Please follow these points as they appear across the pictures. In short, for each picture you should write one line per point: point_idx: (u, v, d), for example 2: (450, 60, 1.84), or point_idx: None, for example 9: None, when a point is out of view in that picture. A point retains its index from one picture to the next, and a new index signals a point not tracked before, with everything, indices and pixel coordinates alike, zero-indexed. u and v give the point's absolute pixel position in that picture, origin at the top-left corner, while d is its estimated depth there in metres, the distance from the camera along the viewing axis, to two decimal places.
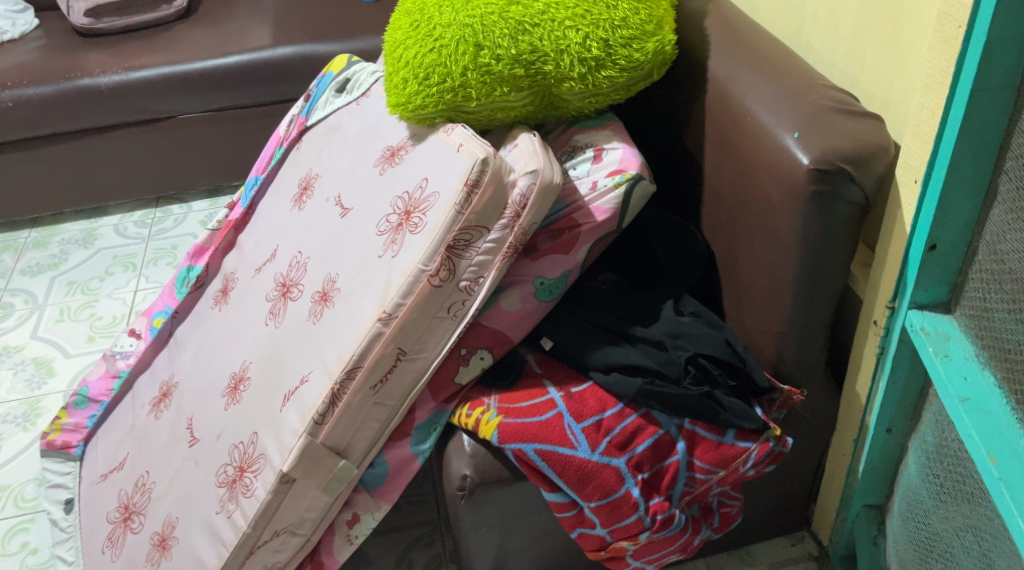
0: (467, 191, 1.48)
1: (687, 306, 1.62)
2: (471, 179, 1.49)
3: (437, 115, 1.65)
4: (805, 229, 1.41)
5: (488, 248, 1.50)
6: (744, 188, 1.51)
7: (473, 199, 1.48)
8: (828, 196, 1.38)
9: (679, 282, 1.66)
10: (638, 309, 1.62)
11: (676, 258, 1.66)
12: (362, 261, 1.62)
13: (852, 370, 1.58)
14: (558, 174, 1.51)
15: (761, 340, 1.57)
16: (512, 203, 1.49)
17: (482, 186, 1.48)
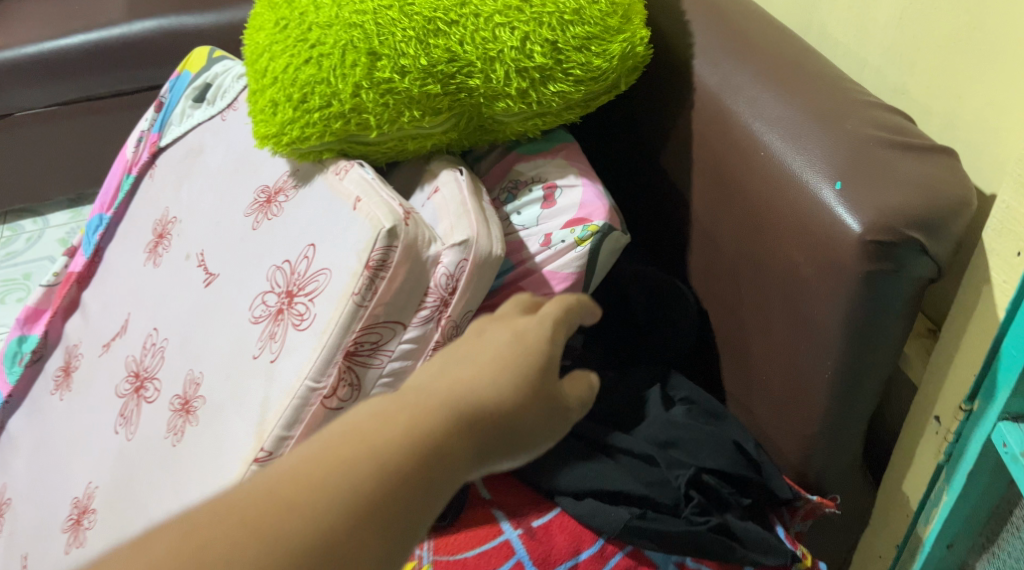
0: (369, 275, 1.03)
1: (674, 384, 1.24)
2: (375, 259, 1.03)
3: (324, 147, 1.18)
4: (853, 319, 1.01)
5: (405, 350, 1.06)
6: (754, 244, 1.10)
7: (378, 286, 1.03)
8: (891, 275, 0.98)
9: (668, 354, 1.29)
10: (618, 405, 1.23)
11: (665, 315, 1.27)
12: (234, 363, 1.17)
13: (897, 467, 1.19)
14: (495, 252, 1.06)
15: (780, 439, 1.17)
16: (433, 293, 1.05)
17: (390, 267, 1.04)
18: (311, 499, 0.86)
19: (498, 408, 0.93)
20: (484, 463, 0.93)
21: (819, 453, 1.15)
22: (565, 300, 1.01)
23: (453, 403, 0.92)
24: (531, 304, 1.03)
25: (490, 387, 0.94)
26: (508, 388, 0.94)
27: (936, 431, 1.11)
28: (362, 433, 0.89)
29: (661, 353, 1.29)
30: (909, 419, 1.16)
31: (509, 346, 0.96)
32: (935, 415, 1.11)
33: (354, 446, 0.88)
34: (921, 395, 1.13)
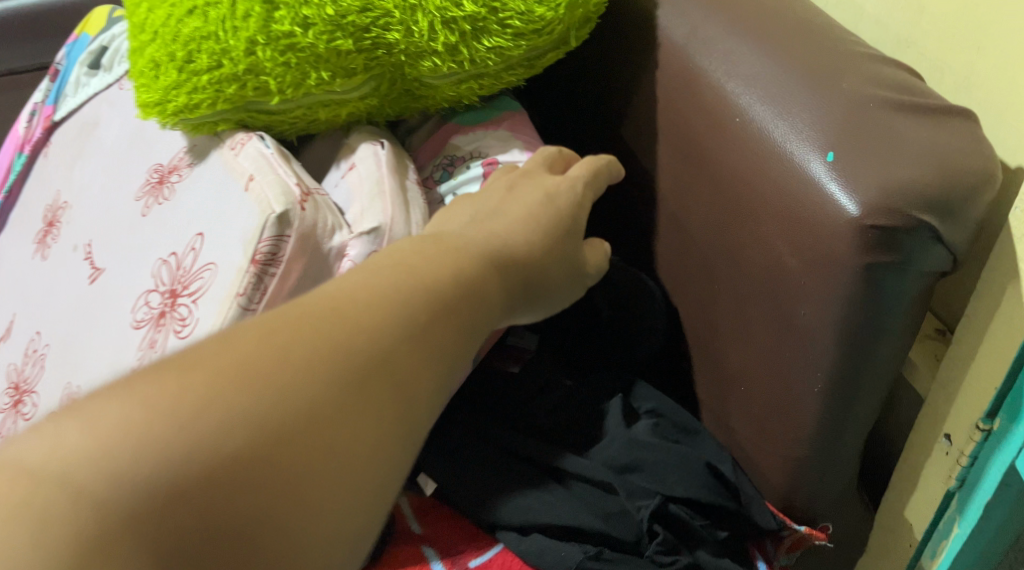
0: (257, 272, 0.84)
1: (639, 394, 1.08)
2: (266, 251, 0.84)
3: (219, 117, 0.99)
4: (849, 321, 0.82)
5: None
6: (729, 230, 0.91)
7: (268, 285, 0.84)
8: (897, 269, 0.79)
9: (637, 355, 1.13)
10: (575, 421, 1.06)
11: (633, 308, 1.11)
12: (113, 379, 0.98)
13: (899, 489, 1.02)
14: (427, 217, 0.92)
15: (761, 463, 1.00)
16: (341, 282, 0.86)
17: (284, 262, 0.85)
18: (338, 338, 0.77)
19: (536, 255, 0.90)
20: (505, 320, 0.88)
21: (807, 477, 0.97)
22: (592, 161, 0.97)
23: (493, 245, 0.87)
24: (558, 162, 0.99)
25: (528, 234, 0.90)
26: (541, 237, 0.91)
27: (946, 451, 0.95)
28: (411, 262, 0.82)
29: (629, 352, 1.13)
30: (913, 435, 0.99)
31: (549, 193, 0.94)
32: (945, 433, 0.94)
33: (391, 278, 0.81)
34: (930, 408, 0.95)
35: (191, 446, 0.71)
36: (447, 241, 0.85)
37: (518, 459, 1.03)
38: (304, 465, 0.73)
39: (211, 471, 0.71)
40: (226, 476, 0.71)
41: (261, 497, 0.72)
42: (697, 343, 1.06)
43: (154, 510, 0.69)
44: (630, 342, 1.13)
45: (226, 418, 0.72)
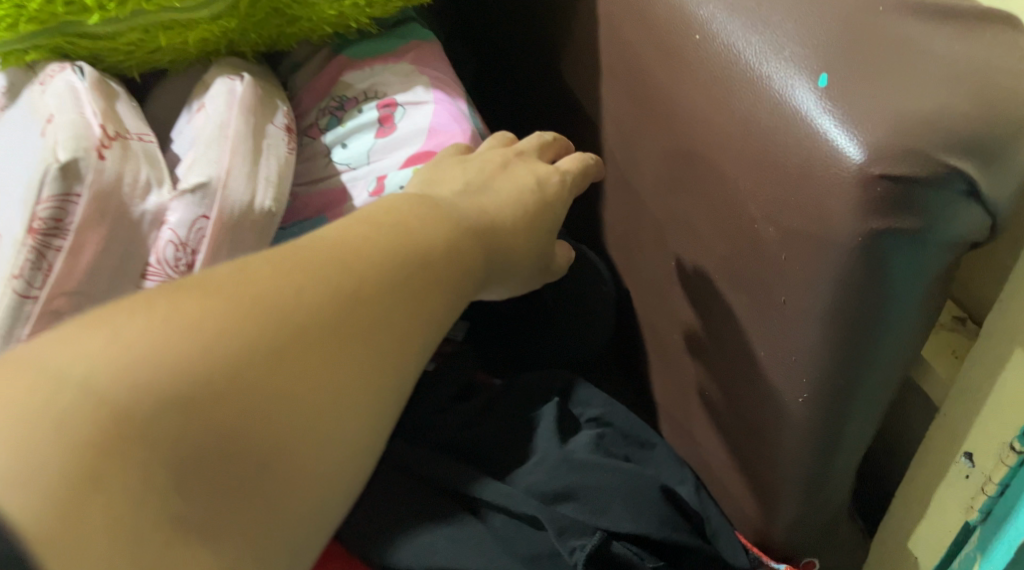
0: (37, 243, 0.64)
1: (586, 392, 0.88)
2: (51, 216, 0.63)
3: (29, 44, 0.76)
4: (841, 316, 0.60)
5: None
6: (690, 192, 0.70)
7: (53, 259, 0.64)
8: (918, 242, 0.56)
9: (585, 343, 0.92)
10: (496, 435, 0.84)
11: (578, 289, 0.90)
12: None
13: (903, 516, 0.82)
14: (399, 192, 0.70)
15: (735, 484, 0.79)
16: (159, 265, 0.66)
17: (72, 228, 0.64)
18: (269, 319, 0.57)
19: (519, 247, 0.71)
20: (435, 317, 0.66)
21: (789, 511, 0.75)
22: (587, 156, 0.77)
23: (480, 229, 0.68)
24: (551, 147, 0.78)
25: (520, 222, 0.71)
26: (527, 225, 0.72)
27: (967, 475, 0.75)
28: (405, 223, 0.64)
29: (576, 337, 0.93)
30: (923, 451, 0.78)
31: (544, 175, 0.74)
32: (966, 451, 0.74)
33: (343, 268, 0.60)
34: (945, 419, 0.75)
35: (203, 350, 0.55)
36: (440, 216, 0.66)
37: (426, 483, 0.82)
38: (305, 412, 0.56)
39: (229, 381, 0.55)
40: (240, 392, 0.55)
41: (275, 423, 0.55)
42: (653, 335, 0.85)
43: (161, 417, 0.53)
44: (578, 328, 0.92)
45: (246, 321, 0.56)
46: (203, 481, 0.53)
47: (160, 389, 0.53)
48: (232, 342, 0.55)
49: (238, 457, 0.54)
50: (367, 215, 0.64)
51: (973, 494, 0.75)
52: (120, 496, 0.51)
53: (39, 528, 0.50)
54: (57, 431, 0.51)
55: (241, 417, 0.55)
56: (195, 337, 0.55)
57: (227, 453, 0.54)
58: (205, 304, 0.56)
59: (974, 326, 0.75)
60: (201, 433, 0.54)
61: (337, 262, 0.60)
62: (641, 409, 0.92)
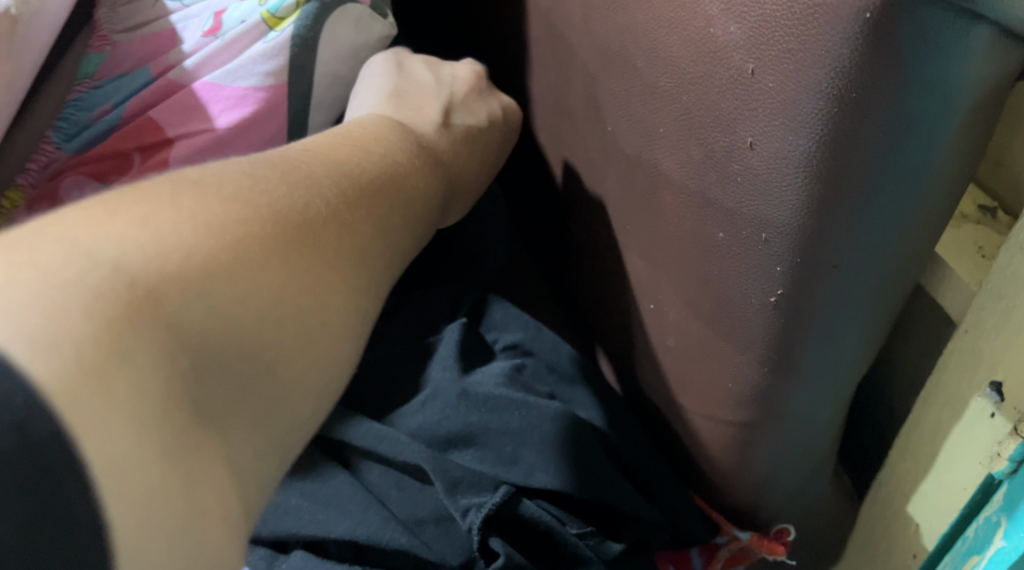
0: None
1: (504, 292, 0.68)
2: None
3: None
4: (834, 155, 0.41)
5: None
6: (622, 20, 0.50)
7: None
8: (956, 24, 0.38)
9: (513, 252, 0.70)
10: (383, 363, 0.64)
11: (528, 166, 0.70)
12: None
13: (906, 472, 0.63)
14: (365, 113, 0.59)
15: (688, 429, 0.60)
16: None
17: None
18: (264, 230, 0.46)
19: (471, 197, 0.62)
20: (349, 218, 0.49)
21: (762, 462, 0.56)
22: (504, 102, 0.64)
23: (433, 168, 0.57)
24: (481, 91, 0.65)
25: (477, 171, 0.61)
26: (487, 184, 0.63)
27: (992, 415, 0.56)
28: (394, 154, 0.54)
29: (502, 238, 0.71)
30: (933, 387, 0.60)
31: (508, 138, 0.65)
32: (993, 382, 0.55)
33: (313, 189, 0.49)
34: (968, 340, 0.56)
35: (224, 237, 0.44)
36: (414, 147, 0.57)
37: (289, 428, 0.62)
38: (298, 352, 0.46)
39: (242, 269, 0.44)
40: (254, 291, 0.44)
41: (280, 350, 0.45)
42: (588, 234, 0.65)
43: (185, 299, 0.42)
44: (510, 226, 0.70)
45: (261, 219, 0.46)
46: (220, 380, 0.43)
47: (186, 267, 0.43)
48: (250, 235, 0.45)
49: (254, 363, 0.44)
50: (342, 133, 0.54)
51: (998, 440, 0.56)
52: (157, 386, 0.41)
53: (57, 392, 0.38)
54: (83, 297, 0.40)
55: (252, 319, 0.44)
56: (220, 226, 0.44)
57: (246, 351, 0.44)
58: (224, 199, 0.46)
59: (1005, 220, 0.56)
60: (223, 321, 0.43)
61: (331, 186, 0.50)
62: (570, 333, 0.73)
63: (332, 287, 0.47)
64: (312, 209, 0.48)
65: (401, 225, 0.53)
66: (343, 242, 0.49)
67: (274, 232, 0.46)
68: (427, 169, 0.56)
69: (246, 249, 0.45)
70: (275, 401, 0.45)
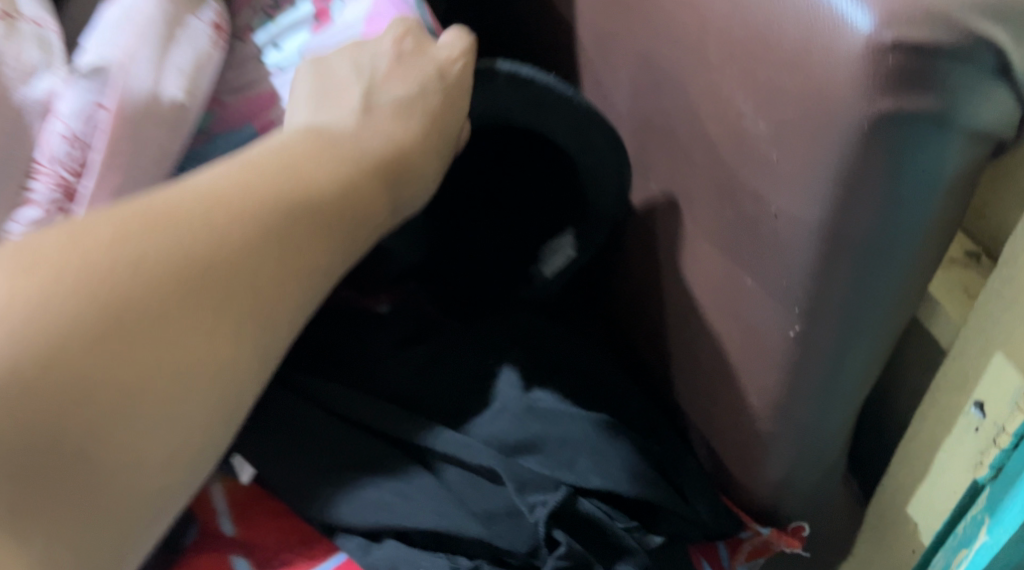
0: None
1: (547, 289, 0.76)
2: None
3: None
4: (845, 224, 0.50)
5: None
6: (667, 100, 0.60)
7: None
8: (940, 131, 0.47)
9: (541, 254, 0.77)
10: None
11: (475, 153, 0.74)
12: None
13: (906, 473, 0.74)
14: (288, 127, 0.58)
15: (719, 438, 0.70)
16: (19, 222, 0.55)
17: None
18: (102, 294, 0.48)
19: (425, 170, 0.58)
20: (224, 238, 0.51)
21: (781, 466, 0.67)
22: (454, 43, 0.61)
23: (357, 165, 0.56)
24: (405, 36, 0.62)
25: (428, 155, 0.58)
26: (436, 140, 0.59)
27: (976, 428, 0.67)
28: (296, 161, 0.55)
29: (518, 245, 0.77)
30: (929, 403, 0.70)
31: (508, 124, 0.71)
32: (976, 401, 0.66)
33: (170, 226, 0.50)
34: (956, 363, 0.67)
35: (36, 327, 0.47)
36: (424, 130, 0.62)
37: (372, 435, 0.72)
38: (164, 405, 0.49)
39: (62, 359, 0.47)
40: (86, 375, 0.47)
41: (139, 408, 0.48)
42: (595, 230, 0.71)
43: None
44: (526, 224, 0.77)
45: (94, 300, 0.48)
46: (42, 469, 0.46)
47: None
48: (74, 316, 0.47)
49: (60, 449, 0.47)
50: (255, 160, 0.54)
51: (981, 451, 0.66)
52: None
53: None
54: None
55: (84, 399, 0.47)
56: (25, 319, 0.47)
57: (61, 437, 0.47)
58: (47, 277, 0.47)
59: (987, 263, 0.67)
60: (51, 412, 0.46)
61: (198, 223, 0.51)
62: (600, 324, 0.84)
63: (197, 332, 0.50)
64: (180, 245, 0.50)
65: (318, 230, 0.54)
66: (211, 283, 0.50)
67: (104, 308, 0.48)
68: (346, 169, 0.55)
69: (82, 330, 0.47)
70: (105, 479, 0.48)
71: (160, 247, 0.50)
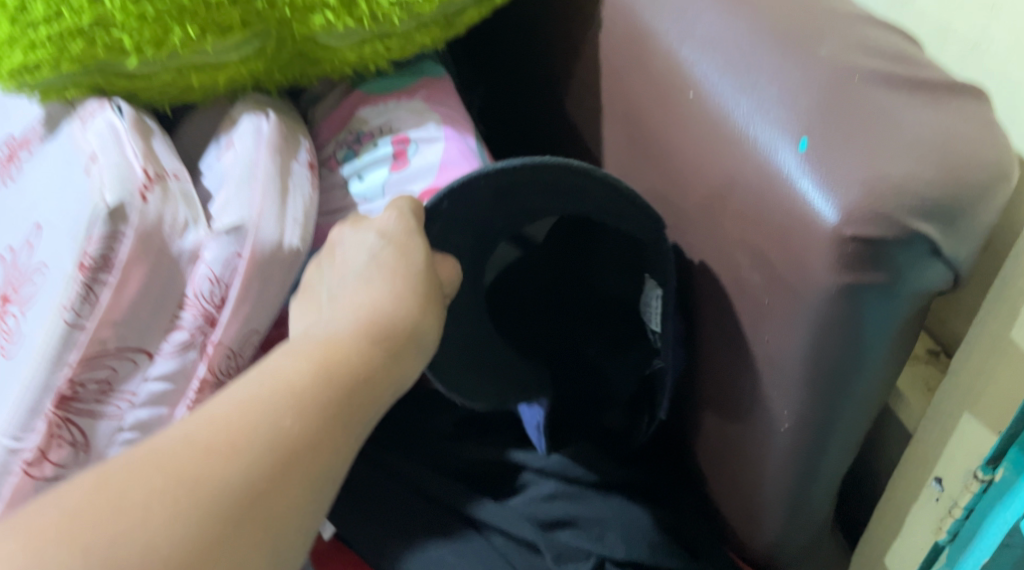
0: (83, 289, 0.67)
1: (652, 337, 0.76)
2: (25, 297, 0.73)
3: (68, 81, 0.81)
4: (820, 360, 0.64)
5: (99, 387, 0.69)
6: (682, 234, 0.74)
7: (93, 304, 0.68)
8: (884, 299, 0.60)
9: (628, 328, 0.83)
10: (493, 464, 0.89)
11: (536, 273, 0.88)
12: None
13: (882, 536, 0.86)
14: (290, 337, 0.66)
15: (724, 510, 0.83)
16: (171, 343, 0.70)
17: (105, 283, 0.68)
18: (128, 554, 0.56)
19: (409, 344, 0.65)
20: (230, 462, 0.58)
21: (772, 536, 0.79)
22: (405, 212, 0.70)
23: (336, 361, 0.63)
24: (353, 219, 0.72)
25: (406, 326, 0.65)
26: (418, 313, 0.66)
27: (937, 498, 0.79)
28: (287, 377, 0.62)
29: (589, 338, 0.86)
30: (898, 476, 0.83)
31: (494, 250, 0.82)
32: (936, 476, 0.79)
33: (184, 470, 0.58)
34: (920, 447, 0.80)
35: None
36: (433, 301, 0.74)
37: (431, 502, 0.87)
38: None
39: None
40: None
41: None
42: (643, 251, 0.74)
43: None
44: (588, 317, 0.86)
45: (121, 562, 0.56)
46: None
47: None
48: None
49: None
50: (247, 384, 0.62)
51: (939, 518, 0.80)
52: None
53: None
54: None
55: None
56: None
57: None
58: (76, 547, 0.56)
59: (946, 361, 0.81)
60: None
61: (204, 460, 0.58)
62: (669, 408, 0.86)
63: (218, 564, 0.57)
64: (191, 482, 0.58)
65: (311, 426, 0.60)
66: (219, 516, 0.57)
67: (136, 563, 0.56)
68: (327, 372, 0.62)
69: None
70: None
71: (175, 487, 0.57)
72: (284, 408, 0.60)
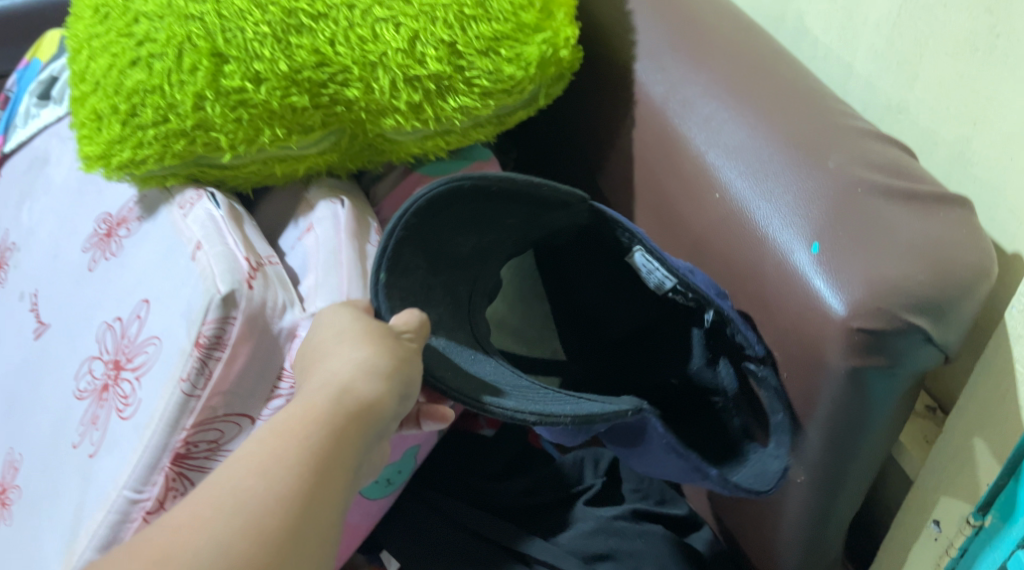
0: (199, 361, 0.80)
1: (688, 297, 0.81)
2: (139, 365, 0.86)
3: (168, 172, 0.91)
4: (834, 421, 0.75)
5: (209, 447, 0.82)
6: None
7: (209, 373, 0.81)
8: (884, 374, 0.72)
9: (664, 351, 0.90)
10: (539, 506, 0.99)
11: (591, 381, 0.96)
12: (54, 507, 0.89)
13: None
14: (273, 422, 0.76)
15: (749, 552, 0.91)
16: (270, 409, 0.82)
17: (220, 355, 0.81)
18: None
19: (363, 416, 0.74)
20: (225, 528, 0.68)
21: None
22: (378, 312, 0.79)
23: (295, 438, 0.72)
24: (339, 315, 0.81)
25: (356, 399, 0.74)
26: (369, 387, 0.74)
27: (935, 538, 0.86)
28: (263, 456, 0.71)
29: (656, 370, 0.91)
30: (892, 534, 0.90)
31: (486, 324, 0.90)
32: (934, 518, 0.86)
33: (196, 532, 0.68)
34: (914, 498, 0.87)
35: None
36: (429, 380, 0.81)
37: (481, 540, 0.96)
38: None
39: None
40: None
41: None
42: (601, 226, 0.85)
43: None
44: (639, 362, 0.93)
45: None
46: None
47: None
48: None
49: None
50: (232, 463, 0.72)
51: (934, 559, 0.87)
52: None
53: None
54: None
55: None
56: None
57: None
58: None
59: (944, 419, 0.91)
60: None
61: (201, 526, 0.69)
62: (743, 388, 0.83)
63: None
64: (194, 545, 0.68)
65: (283, 497, 0.70)
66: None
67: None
68: (293, 447, 0.71)
69: None
70: None
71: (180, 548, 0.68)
72: (259, 482, 0.70)
